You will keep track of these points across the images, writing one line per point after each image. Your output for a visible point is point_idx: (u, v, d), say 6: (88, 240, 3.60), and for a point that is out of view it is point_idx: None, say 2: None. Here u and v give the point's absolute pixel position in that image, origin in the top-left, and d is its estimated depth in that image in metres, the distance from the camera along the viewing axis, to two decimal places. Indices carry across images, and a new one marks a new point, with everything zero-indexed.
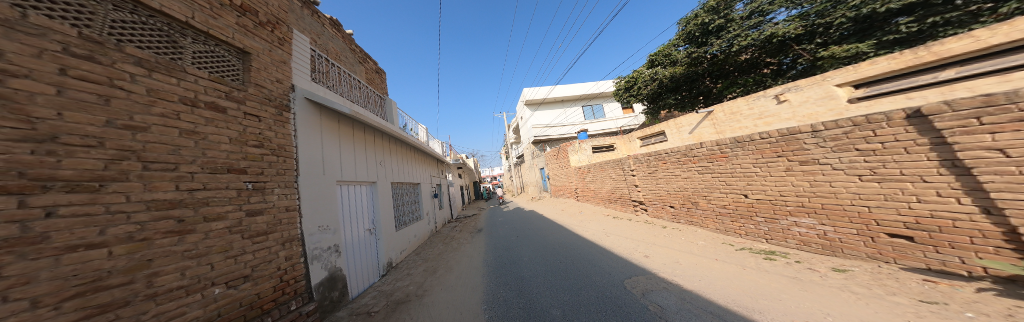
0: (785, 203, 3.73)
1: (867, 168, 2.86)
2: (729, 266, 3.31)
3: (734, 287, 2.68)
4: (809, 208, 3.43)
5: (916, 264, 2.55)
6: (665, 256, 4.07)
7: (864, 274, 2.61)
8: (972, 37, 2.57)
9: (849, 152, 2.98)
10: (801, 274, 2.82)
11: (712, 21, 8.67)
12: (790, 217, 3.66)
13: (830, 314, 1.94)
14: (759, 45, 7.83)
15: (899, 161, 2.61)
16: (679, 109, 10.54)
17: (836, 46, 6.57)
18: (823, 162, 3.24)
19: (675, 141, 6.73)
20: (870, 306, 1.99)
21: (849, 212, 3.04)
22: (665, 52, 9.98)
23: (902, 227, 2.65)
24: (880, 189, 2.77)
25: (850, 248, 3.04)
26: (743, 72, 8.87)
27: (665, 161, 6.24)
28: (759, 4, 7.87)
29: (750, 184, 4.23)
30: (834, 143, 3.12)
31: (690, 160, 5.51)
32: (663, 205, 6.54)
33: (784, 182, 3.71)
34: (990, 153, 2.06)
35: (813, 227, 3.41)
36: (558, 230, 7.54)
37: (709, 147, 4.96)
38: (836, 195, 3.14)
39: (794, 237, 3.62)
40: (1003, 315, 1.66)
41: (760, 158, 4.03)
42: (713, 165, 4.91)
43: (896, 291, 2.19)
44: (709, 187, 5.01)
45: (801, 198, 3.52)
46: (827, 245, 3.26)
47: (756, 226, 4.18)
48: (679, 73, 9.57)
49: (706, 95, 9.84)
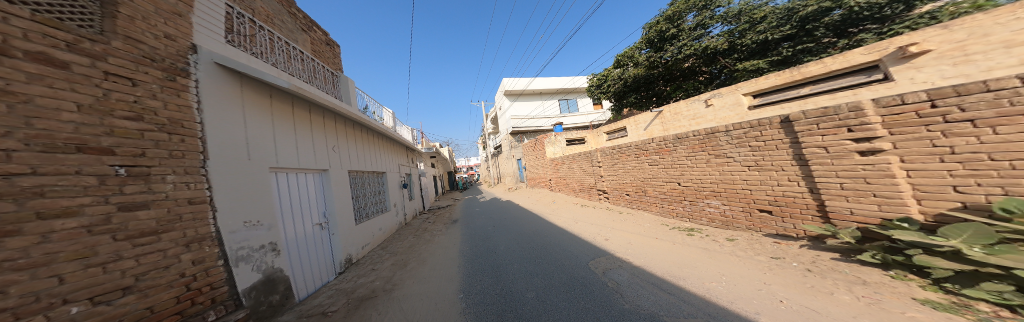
0: (702, 189, 4.58)
1: (753, 161, 3.68)
2: (664, 243, 3.97)
3: (668, 260, 3.23)
4: (717, 193, 4.28)
5: (772, 231, 3.47)
6: (620, 238, 4.63)
7: (743, 241, 3.44)
8: (823, 63, 3.43)
9: (745, 148, 3.78)
10: (708, 244, 3.56)
11: (667, 30, 9.67)
12: (705, 199, 4.53)
13: (723, 274, 2.51)
14: (699, 55, 9.16)
15: (772, 155, 3.42)
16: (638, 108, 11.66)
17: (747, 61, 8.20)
18: (729, 156, 4.04)
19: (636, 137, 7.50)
20: (745, 264, 2.65)
21: (740, 194, 3.89)
22: (630, 54, 10.81)
23: (765, 204, 3.55)
24: (761, 176, 3.59)
25: (737, 222, 3.95)
26: (685, 77, 10.20)
27: (626, 154, 6.90)
28: (704, 18, 9.11)
29: (681, 173, 5.07)
30: (737, 140, 3.89)
31: (643, 153, 6.21)
32: (622, 193, 7.33)
33: (704, 172, 4.53)
34: (818, 149, 2.88)
35: (718, 207, 4.29)
36: (533, 218, 7.85)
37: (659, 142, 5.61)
38: (734, 181, 3.99)
39: (706, 216, 4.52)
40: (820, 265, 2.34)
41: (691, 152, 4.80)
42: (659, 158, 5.69)
43: (759, 251, 2.95)
44: (655, 177, 5.80)
45: (712, 185, 4.38)
46: (724, 221, 4.16)
47: (686, 209, 5.01)
48: (640, 74, 10.52)
49: (659, 96, 11.02)
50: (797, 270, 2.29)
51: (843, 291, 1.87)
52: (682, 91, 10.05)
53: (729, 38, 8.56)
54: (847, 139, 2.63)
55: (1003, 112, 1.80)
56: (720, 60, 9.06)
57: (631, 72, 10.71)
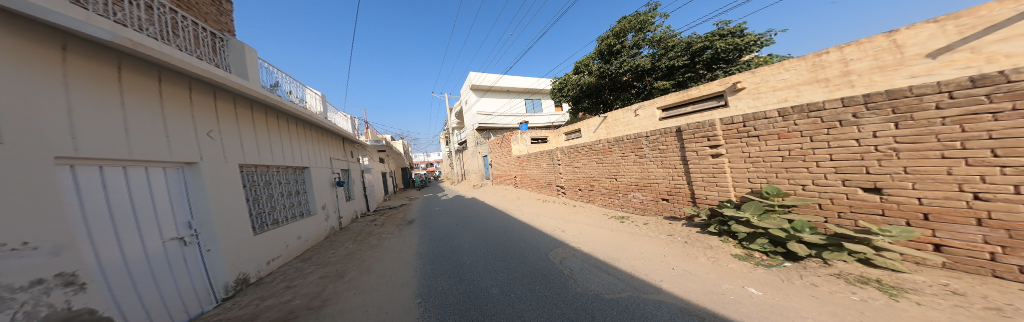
0: (631, 184, 5.84)
1: (660, 163, 5.06)
2: (606, 231, 4.81)
3: (609, 245, 3.93)
4: (639, 186, 5.61)
5: (667, 214, 4.99)
6: (573, 228, 5.22)
7: (655, 224, 4.74)
8: None
9: (658, 153, 5.09)
10: (635, 229, 4.64)
11: (613, 44, 11.04)
12: (632, 192, 5.82)
13: (646, 257, 3.28)
14: (634, 71, 10.87)
15: (669, 159, 4.86)
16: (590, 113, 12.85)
17: (660, 82, 10.65)
18: (648, 158, 5.34)
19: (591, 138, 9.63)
20: (659, 245, 3.66)
21: (653, 186, 5.22)
22: (585, 62, 11.92)
23: (665, 194, 5.01)
24: (665, 173, 4.96)
25: (650, 209, 5.39)
26: (621, 90, 11.78)
27: (579, 153, 7.66)
28: (638, 39, 10.67)
29: (618, 170, 6.24)
30: (654, 145, 5.15)
31: (594, 152, 6.97)
32: (576, 189, 8.07)
33: (633, 170, 5.74)
34: (692, 154, 4.29)
35: (640, 196, 5.64)
36: (497, 214, 7.78)
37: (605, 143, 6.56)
38: (648, 178, 5.36)
39: (632, 205, 5.88)
40: (693, 238, 3.76)
41: (626, 153, 5.89)
42: (602, 158, 6.72)
43: (667, 232, 4.25)
44: (600, 174, 6.82)
45: (634, 181, 5.74)
46: (642, 208, 5.60)
47: (621, 200, 6.19)
48: (592, 82, 11.73)
49: (605, 103, 12.38)
50: (685, 246, 3.45)
51: (703, 255, 3.11)
52: (622, 100, 11.62)
53: (652, 60, 10.60)
54: (705, 146, 4.09)
55: (769, 134, 3.31)
56: (647, 77, 10.98)
57: (586, 79, 11.87)
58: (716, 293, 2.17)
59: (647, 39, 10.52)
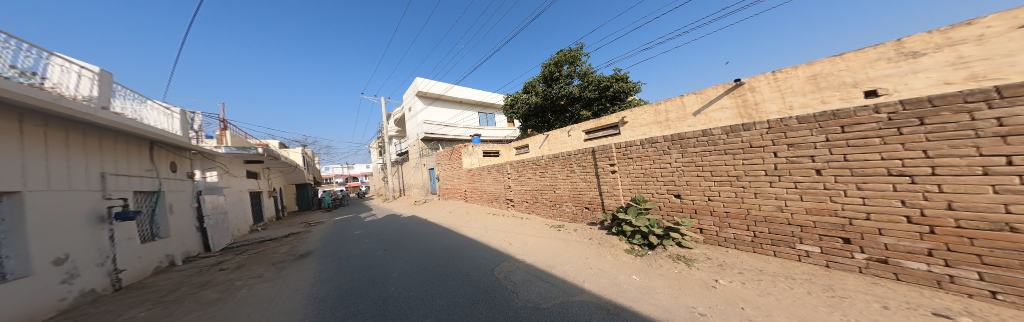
0: (562, 195, 6.88)
1: (580, 178, 6.31)
2: (546, 240, 5.54)
3: (546, 253, 4.57)
4: (568, 196, 6.69)
5: (588, 220, 6.16)
6: (520, 242, 5.51)
7: (581, 231, 5.79)
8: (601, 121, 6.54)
9: (579, 169, 6.32)
10: (567, 236, 5.61)
11: (552, 72, 13.58)
12: (563, 202, 6.86)
13: (571, 260, 4.08)
14: (567, 97, 13.39)
15: (584, 175, 6.18)
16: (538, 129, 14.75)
17: (586, 109, 13.30)
18: (572, 173, 6.54)
19: (537, 151, 10.99)
20: (585, 248, 4.68)
21: (578, 197, 6.35)
22: (531, 84, 14.09)
23: (587, 203, 6.16)
24: (586, 186, 6.13)
25: (577, 216, 6.49)
26: (560, 112, 14.20)
27: (527, 168, 8.12)
28: (570, 71, 13.37)
29: (555, 182, 7.09)
30: (576, 161, 6.39)
31: (537, 166, 7.75)
32: (524, 201, 8.49)
33: (564, 182, 6.78)
34: (599, 169, 5.75)
35: (569, 205, 6.70)
36: (420, 235, 6.95)
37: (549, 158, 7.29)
38: (573, 190, 6.52)
39: (565, 214, 6.86)
40: (604, 239, 4.96)
41: (560, 169, 6.89)
42: (543, 171, 7.52)
43: (589, 235, 5.36)
44: (543, 187, 7.52)
45: (564, 192, 6.81)
46: (572, 216, 6.65)
47: (557, 210, 7.11)
48: (539, 102, 13.92)
49: (549, 121, 14.50)
50: (598, 247, 4.60)
51: (609, 253, 4.21)
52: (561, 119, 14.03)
53: (579, 90, 13.23)
54: (607, 164, 5.56)
55: (634, 161, 5.00)
56: (577, 103, 13.66)
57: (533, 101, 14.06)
58: (606, 278, 3.22)
59: (575, 72, 13.25)
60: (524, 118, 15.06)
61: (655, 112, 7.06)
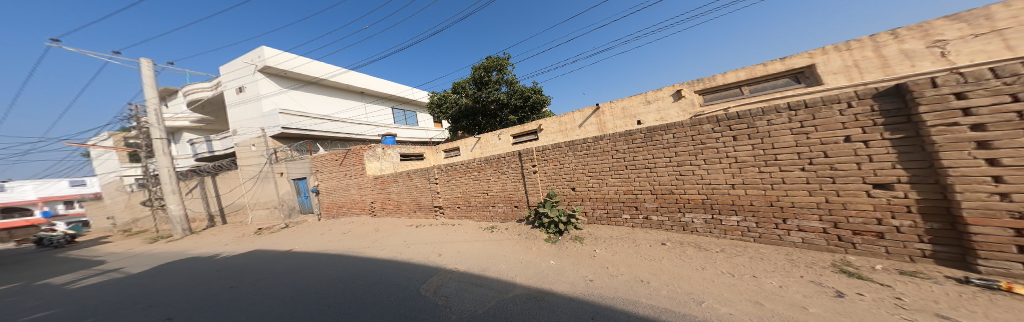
0: (492, 197, 5.64)
1: (509, 178, 5.32)
2: (475, 242, 4.59)
3: (479, 256, 3.84)
4: (498, 198, 5.55)
5: (517, 218, 5.30)
6: (449, 247, 4.49)
7: (510, 230, 4.97)
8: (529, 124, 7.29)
9: (512, 168, 5.24)
10: (495, 236, 4.79)
11: (482, 76, 11.70)
12: (493, 204, 5.66)
13: (495, 258, 3.68)
14: (498, 102, 11.67)
15: (511, 175, 5.28)
16: (466, 133, 12.66)
17: (516, 115, 11.95)
18: (503, 174, 5.37)
19: (465, 155, 10.20)
20: (514, 245, 4.16)
21: (508, 196, 5.34)
22: (460, 86, 11.99)
23: (515, 201, 5.28)
24: (514, 186, 5.25)
25: (506, 216, 5.49)
26: (490, 117, 12.25)
27: (457, 172, 6.20)
28: (501, 77, 11.84)
29: (482, 186, 5.78)
30: (508, 162, 5.28)
31: (468, 169, 6.01)
32: (454, 206, 6.53)
33: (496, 183, 5.52)
34: (526, 169, 5.01)
35: (503, 207, 5.52)
36: (217, 276, 4.21)
37: (474, 160, 5.84)
38: (505, 190, 5.41)
39: (496, 215, 5.65)
40: (530, 233, 4.57)
41: (496, 172, 5.47)
42: (467, 176, 6.03)
43: (517, 232, 4.78)
44: (473, 190, 5.91)
45: (492, 193, 5.62)
46: (502, 217, 5.55)
47: (488, 211, 5.80)
48: (467, 104, 11.75)
49: (479, 126, 12.42)
50: (523, 242, 4.25)
51: (535, 245, 4.04)
52: (491, 125, 12.23)
53: (511, 96, 11.78)
54: (532, 165, 4.93)
55: (551, 160, 4.70)
56: (507, 110, 12.07)
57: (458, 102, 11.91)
58: (533, 270, 3.06)
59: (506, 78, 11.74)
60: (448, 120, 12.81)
61: (559, 122, 7.51)
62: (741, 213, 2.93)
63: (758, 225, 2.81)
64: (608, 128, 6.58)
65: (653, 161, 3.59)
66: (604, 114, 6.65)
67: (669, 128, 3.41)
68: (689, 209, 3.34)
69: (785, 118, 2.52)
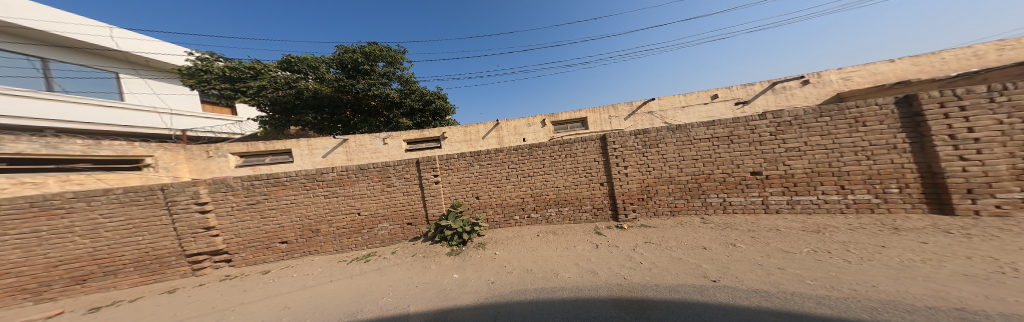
0: (371, 215, 3.98)
1: (400, 191, 4.03)
2: (334, 283, 2.90)
3: (345, 298, 2.47)
4: (381, 216, 4.01)
5: (410, 237, 4.07)
6: (263, 308, 2.44)
7: (402, 251, 3.74)
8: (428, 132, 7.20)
9: (405, 178, 4.04)
10: (373, 266, 3.32)
11: (361, 61, 8.81)
12: (375, 224, 3.99)
13: (378, 290, 2.58)
14: (378, 98, 8.88)
15: (404, 189, 4.02)
16: (312, 130, 8.84)
17: (405, 119, 9.18)
18: (393, 185, 4.02)
19: (303, 163, 6.68)
20: (405, 269, 3.10)
21: (394, 212, 4.02)
22: (315, 65, 8.62)
23: (408, 218, 4.05)
24: (409, 199, 4.04)
25: (396, 237, 4.04)
26: (371, 114, 9.41)
27: (292, 188, 3.77)
28: (393, 70, 9.32)
29: (350, 208, 3.92)
30: (403, 172, 4.03)
31: (318, 184, 3.85)
32: (269, 244, 3.78)
33: (378, 200, 3.99)
34: (429, 178, 4.05)
35: (387, 229, 4.03)
36: None
37: (337, 172, 3.86)
38: (394, 206, 4.02)
39: (375, 239, 4.00)
40: (427, 250, 3.59)
41: (373, 185, 3.96)
42: (320, 198, 3.83)
43: (412, 251, 3.64)
44: (329, 213, 3.86)
45: (368, 211, 3.98)
46: (387, 239, 4.02)
47: (363, 236, 3.98)
48: (322, 91, 8.28)
49: (343, 124, 9.21)
50: (421, 261, 3.27)
51: (436, 261, 3.21)
52: (365, 125, 9.18)
53: (402, 95, 9.22)
54: (434, 175, 4.07)
55: (452, 167, 4.13)
56: (396, 110, 9.48)
57: (299, 85, 8.08)
58: (440, 293, 2.31)
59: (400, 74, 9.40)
60: (273, 106, 8.35)
61: (464, 132, 7.51)
62: (566, 205, 4.08)
63: (572, 211, 4.06)
64: (505, 142, 7.57)
65: (534, 172, 4.11)
66: (502, 130, 7.59)
67: (536, 147, 4.13)
68: (547, 205, 4.11)
69: (583, 148, 3.97)
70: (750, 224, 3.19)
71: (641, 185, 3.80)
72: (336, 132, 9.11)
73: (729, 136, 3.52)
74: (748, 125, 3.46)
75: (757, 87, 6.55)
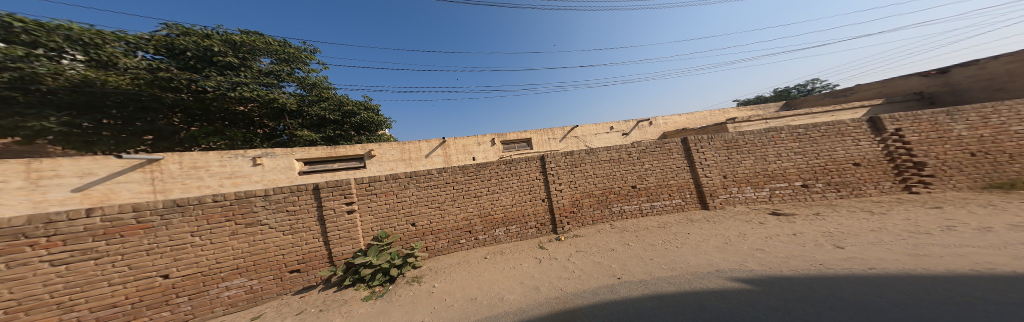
0: (216, 268, 2.80)
1: (275, 230, 3.07)
2: None
3: None
4: (238, 267, 2.88)
5: (297, 288, 3.12)
6: None
7: (273, 312, 2.75)
8: (334, 152, 6.16)
9: (283, 213, 3.12)
10: None
11: (221, 52, 6.81)
12: (220, 282, 2.80)
13: None
14: (259, 102, 7.10)
15: (275, 227, 3.07)
16: (62, 145, 4.87)
17: (303, 130, 7.65)
18: (263, 223, 3.02)
19: (5, 205, 3.64)
20: None
21: (261, 260, 2.98)
22: (100, 44, 5.25)
23: (292, 264, 3.12)
24: (294, 240, 3.14)
25: (267, 293, 2.98)
26: (235, 124, 7.20)
27: (26, 248, 2.12)
28: (281, 69, 7.72)
29: (135, 270, 2.50)
30: (277, 205, 3.10)
31: (53, 242, 2.20)
32: None
33: (223, 248, 2.84)
34: (330, 208, 3.31)
35: (243, 286, 2.90)
36: None
37: (108, 216, 2.41)
38: (263, 251, 2.99)
39: (216, 305, 2.77)
40: (327, 301, 2.82)
41: (205, 226, 2.77)
42: (37, 268, 2.15)
43: (298, 309, 2.76)
44: (95, 282, 2.35)
45: (196, 266, 2.72)
46: (250, 299, 2.90)
47: (191, 304, 2.69)
48: (127, 88, 5.36)
49: (161, 135, 5.98)
50: (313, 318, 2.51)
51: (334, 315, 2.53)
52: (221, 137, 6.52)
53: (300, 101, 7.84)
54: (342, 203, 3.39)
55: (366, 192, 3.55)
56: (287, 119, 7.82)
57: (62, 68, 4.59)
58: None
59: (293, 75, 7.94)
60: None
61: (401, 149, 6.85)
62: (515, 223, 4.17)
63: (518, 228, 4.17)
64: (453, 161, 7.30)
65: (481, 190, 4.08)
66: (449, 148, 7.33)
67: (477, 166, 4.16)
68: (493, 224, 4.09)
69: (527, 168, 4.29)
70: (635, 225, 4.09)
71: (573, 198, 4.32)
72: (139, 148, 5.67)
73: (619, 158, 4.52)
74: (627, 150, 4.56)
75: (632, 122, 9.00)
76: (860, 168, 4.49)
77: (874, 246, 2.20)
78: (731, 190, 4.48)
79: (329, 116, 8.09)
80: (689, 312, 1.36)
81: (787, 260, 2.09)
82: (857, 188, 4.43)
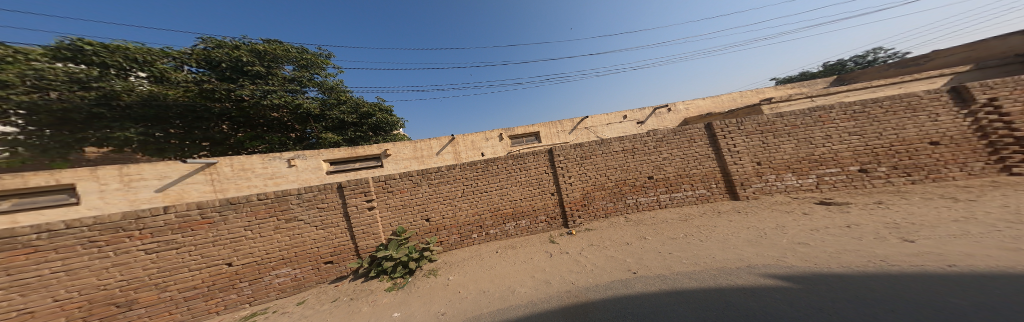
0: (268, 258, 3.07)
1: (310, 225, 3.28)
2: None
3: None
4: (283, 258, 3.13)
5: (332, 277, 3.35)
6: None
7: (314, 298, 2.99)
8: (354, 151, 6.43)
9: (315, 210, 3.32)
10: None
11: (250, 62, 7.26)
12: (271, 271, 3.07)
13: None
14: (288, 108, 7.53)
15: (309, 222, 3.28)
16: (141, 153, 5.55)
17: (327, 133, 8.01)
18: (299, 219, 3.23)
19: (111, 203, 4.33)
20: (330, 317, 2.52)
21: (301, 252, 3.21)
22: (155, 63, 5.98)
23: (326, 256, 3.33)
24: (326, 234, 3.35)
25: (308, 281, 3.23)
26: (272, 128, 7.68)
27: (119, 240, 2.50)
28: (303, 75, 8.09)
29: (207, 258, 2.83)
30: (310, 203, 3.30)
31: (143, 234, 2.59)
32: None
33: (271, 241, 3.09)
34: (354, 205, 3.48)
35: (290, 274, 3.16)
36: None
37: (180, 212, 2.72)
38: (302, 244, 3.22)
39: (269, 290, 3.05)
40: (357, 291, 3.00)
41: (253, 222, 3.02)
42: (135, 255, 2.57)
43: (336, 296, 2.97)
44: (176, 268, 2.71)
45: (252, 256, 3.00)
46: (295, 286, 3.16)
47: (248, 289, 2.98)
48: (180, 100, 6.03)
49: (214, 141, 6.66)
50: (349, 306, 2.69)
51: (364, 304, 2.70)
52: (262, 141, 7.22)
53: (323, 105, 8.22)
54: (363, 200, 3.54)
55: (385, 189, 3.69)
56: (313, 123, 8.27)
57: (132, 86, 5.36)
58: None
59: (314, 81, 8.31)
60: (40, 116, 4.55)
61: (413, 148, 7.04)
62: (525, 217, 4.18)
63: (531, 223, 4.17)
64: (462, 157, 7.39)
65: (489, 185, 4.11)
66: (458, 144, 7.42)
67: (487, 161, 4.17)
68: (505, 219, 4.12)
69: (537, 163, 4.24)
70: (652, 218, 3.95)
71: (583, 192, 4.23)
72: (200, 153, 6.34)
73: (632, 149, 4.35)
74: (641, 139, 4.37)
75: (647, 110, 8.58)
76: (940, 147, 3.97)
77: (955, 240, 1.95)
78: (767, 179, 4.18)
79: (349, 118, 8.42)
80: (714, 310, 1.28)
81: (838, 256, 1.92)
82: (935, 171, 3.94)
